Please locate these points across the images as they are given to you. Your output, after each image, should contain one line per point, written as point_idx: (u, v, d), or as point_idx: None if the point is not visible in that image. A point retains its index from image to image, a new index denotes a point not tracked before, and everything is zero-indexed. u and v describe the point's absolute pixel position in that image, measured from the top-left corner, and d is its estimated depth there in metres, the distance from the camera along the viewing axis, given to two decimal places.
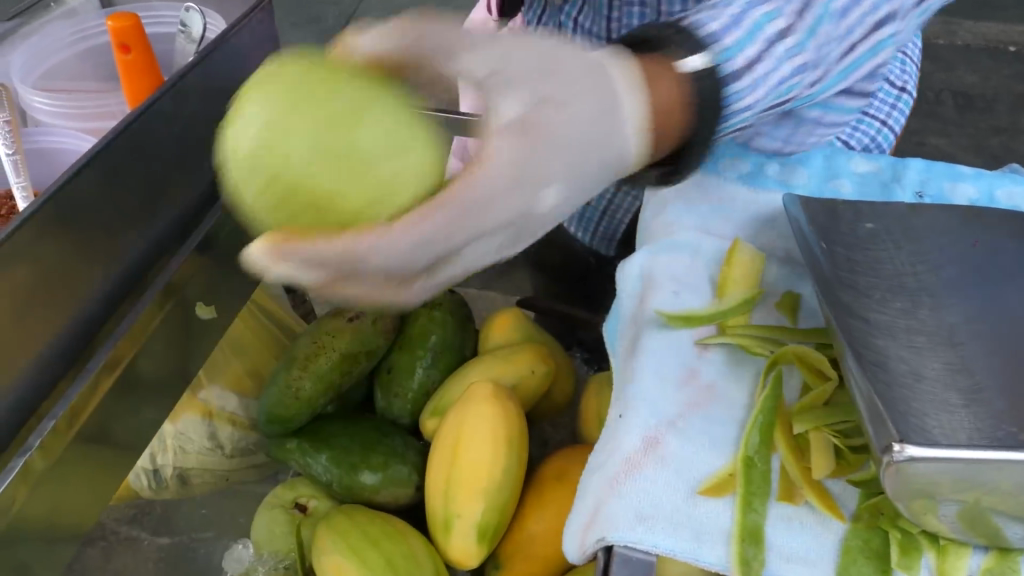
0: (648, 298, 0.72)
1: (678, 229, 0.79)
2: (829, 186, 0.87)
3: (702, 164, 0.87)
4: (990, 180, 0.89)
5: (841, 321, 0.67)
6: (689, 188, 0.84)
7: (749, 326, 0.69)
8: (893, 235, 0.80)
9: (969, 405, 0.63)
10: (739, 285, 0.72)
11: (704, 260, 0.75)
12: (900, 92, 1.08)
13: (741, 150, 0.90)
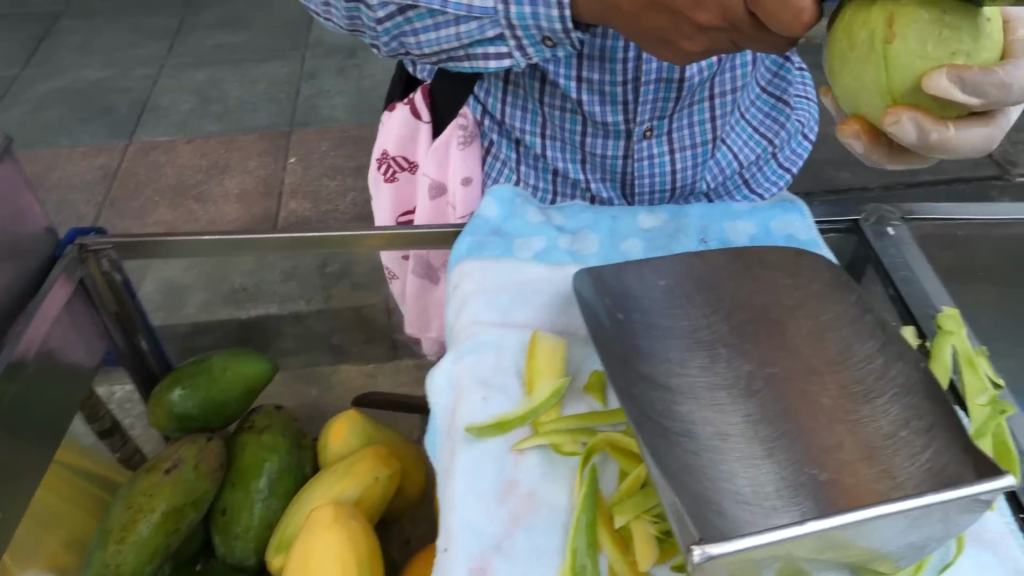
0: (459, 410, 0.72)
1: (482, 326, 0.79)
2: (617, 250, 0.89)
3: (495, 250, 0.88)
4: (765, 214, 0.94)
5: (640, 398, 0.68)
6: (486, 279, 0.85)
7: (561, 419, 0.70)
8: (682, 287, 0.82)
9: (772, 455, 0.65)
10: (546, 376, 0.73)
11: (509, 353, 0.77)
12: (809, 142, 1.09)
13: (533, 226, 0.91)
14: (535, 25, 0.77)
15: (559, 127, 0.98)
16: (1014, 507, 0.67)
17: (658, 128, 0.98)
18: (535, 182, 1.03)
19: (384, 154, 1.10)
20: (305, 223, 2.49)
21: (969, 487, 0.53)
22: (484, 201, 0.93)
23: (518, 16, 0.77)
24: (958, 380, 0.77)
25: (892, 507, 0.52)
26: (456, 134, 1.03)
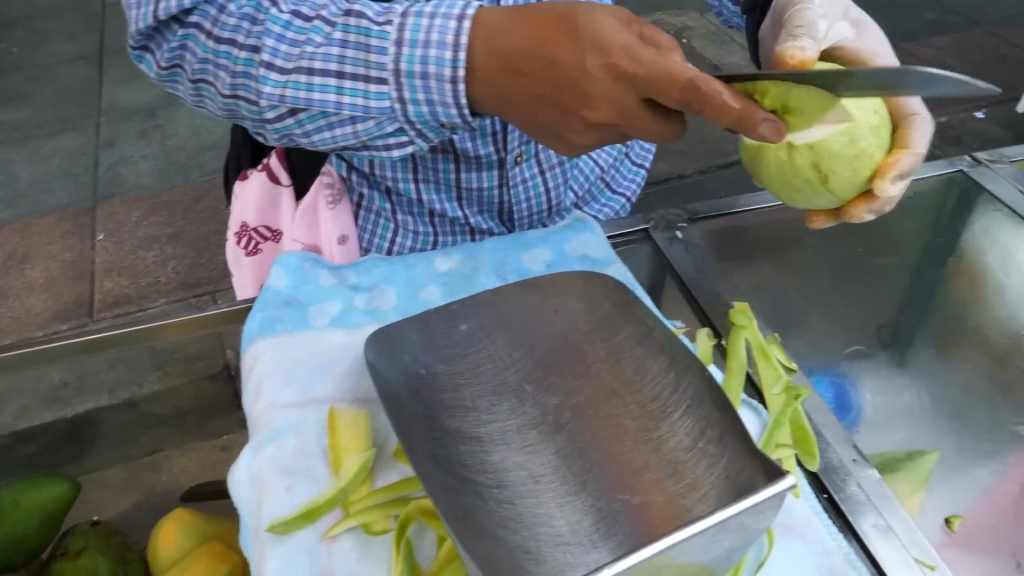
0: (263, 503, 0.69)
1: (282, 409, 0.76)
2: (418, 302, 0.88)
3: (289, 322, 0.84)
4: (558, 237, 0.95)
5: (447, 458, 0.67)
6: (283, 357, 0.81)
7: (372, 495, 0.70)
8: (484, 329, 0.79)
9: (583, 488, 0.67)
10: (351, 451, 0.72)
11: (311, 431, 0.75)
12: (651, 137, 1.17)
13: (326, 290, 0.88)
14: (436, 120, 0.72)
15: (431, 169, 0.94)
16: (817, 488, 0.70)
17: (527, 152, 0.95)
18: (414, 228, 1.00)
19: (243, 227, 1.06)
20: (126, 300, 2.32)
21: (750, 498, 0.54)
22: (271, 273, 0.89)
23: (417, 114, 0.71)
24: (755, 373, 0.81)
25: (675, 538, 0.53)
26: (323, 193, 0.98)
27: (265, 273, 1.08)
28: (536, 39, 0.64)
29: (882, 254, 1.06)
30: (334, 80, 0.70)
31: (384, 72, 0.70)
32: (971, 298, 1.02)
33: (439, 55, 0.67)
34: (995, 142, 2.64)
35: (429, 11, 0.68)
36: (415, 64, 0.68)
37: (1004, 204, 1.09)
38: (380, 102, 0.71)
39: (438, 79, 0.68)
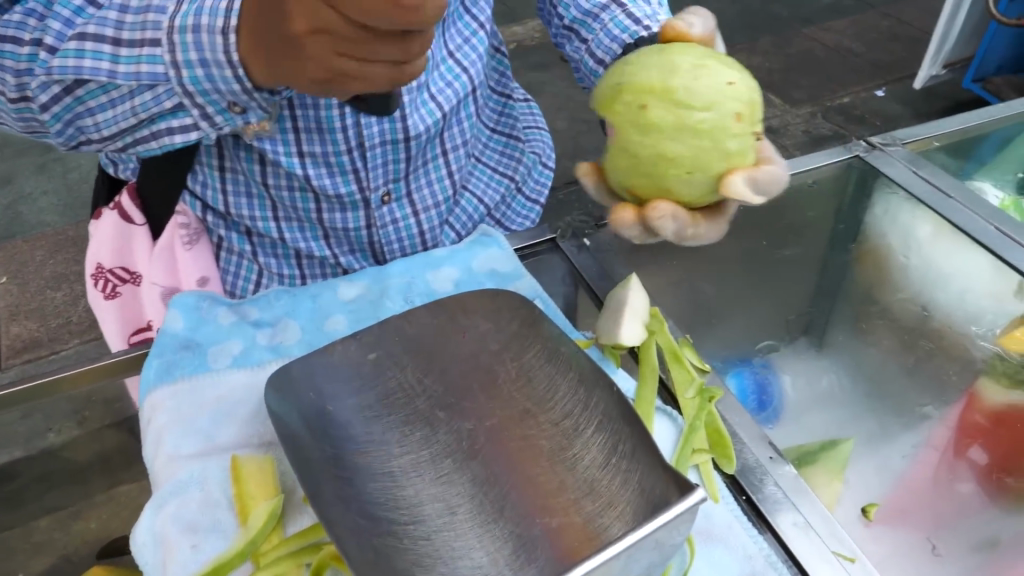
0: (168, 566, 0.65)
1: (184, 460, 0.73)
2: (322, 333, 0.86)
3: (187, 366, 0.80)
4: (464, 254, 0.94)
5: (359, 499, 0.65)
6: (181, 405, 0.76)
7: (282, 543, 0.67)
8: (394, 359, 0.77)
9: (502, 515, 0.66)
10: (258, 499, 0.69)
11: (215, 481, 0.71)
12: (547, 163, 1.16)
13: (225, 329, 0.85)
14: (213, 91, 0.68)
15: (291, 207, 0.92)
16: (735, 490, 0.72)
17: (395, 192, 0.96)
18: (279, 268, 0.97)
19: (98, 269, 0.99)
20: (37, 344, 2.20)
21: (663, 515, 0.54)
22: (166, 315, 0.85)
23: (194, 81, 0.67)
24: (667, 377, 0.82)
25: (597, 561, 0.52)
26: (179, 234, 0.93)
27: (130, 315, 1.01)
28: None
29: (784, 247, 1.06)
30: (109, 48, 0.68)
31: (158, 34, 0.67)
32: (875, 282, 1.04)
33: (212, 6, 0.62)
34: (895, 118, 2.74)
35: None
36: (189, 17, 0.63)
37: (900, 187, 1.11)
38: (153, 68, 0.68)
39: (209, 33, 0.62)
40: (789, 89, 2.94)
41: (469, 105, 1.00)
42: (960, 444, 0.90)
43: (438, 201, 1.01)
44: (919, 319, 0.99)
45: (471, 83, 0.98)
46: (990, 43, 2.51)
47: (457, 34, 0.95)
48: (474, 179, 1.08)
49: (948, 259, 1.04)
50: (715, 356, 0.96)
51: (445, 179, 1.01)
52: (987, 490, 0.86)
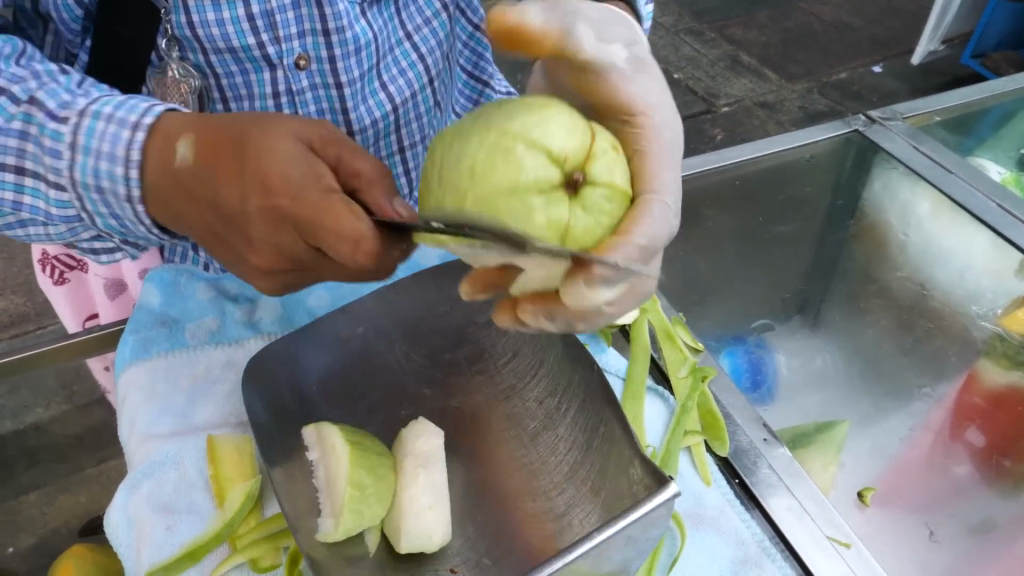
0: (140, 549, 0.63)
1: (159, 440, 0.71)
2: (301, 308, 0.85)
3: (162, 344, 0.78)
4: None
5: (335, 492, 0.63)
6: (159, 386, 0.75)
7: (259, 526, 0.66)
8: (382, 334, 0.75)
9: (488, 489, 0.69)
10: (236, 480, 0.68)
11: (191, 462, 0.69)
12: None
13: (203, 305, 0.83)
14: (130, 232, 0.62)
15: None
16: (728, 473, 0.71)
17: None
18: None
19: (44, 256, 0.97)
20: None
21: (636, 510, 0.56)
22: (141, 290, 0.82)
23: (106, 226, 0.61)
24: (661, 357, 0.80)
25: (575, 553, 0.53)
26: None
27: (79, 296, 1.03)
28: (207, 154, 0.55)
29: (780, 223, 1.05)
30: (12, 176, 0.58)
31: (60, 179, 0.58)
32: (872, 259, 1.02)
33: (109, 169, 0.55)
34: (892, 93, 2.71)
35: (105, 113, 0.55)
36: (87, 175, 0.56)
37: (900, 161, 1.09)
38: (63, 210, 0.61)
39: (115, 196, 0.57)
40: (787, 63, 2.89)
41: (428, 99, 0.92)
42: (957, 426, 0.87)
43: None
44: (917, 296, 0.97)
45: (426, 74, 0.90)
46: (990, 18, 2.47)
47: (415, 14, 0.87)
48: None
49: (948, 235, 1.02)
50: (709, 333, 0.94)
51: (404, 176, 0.97)
52: (984, 472, 0.84)
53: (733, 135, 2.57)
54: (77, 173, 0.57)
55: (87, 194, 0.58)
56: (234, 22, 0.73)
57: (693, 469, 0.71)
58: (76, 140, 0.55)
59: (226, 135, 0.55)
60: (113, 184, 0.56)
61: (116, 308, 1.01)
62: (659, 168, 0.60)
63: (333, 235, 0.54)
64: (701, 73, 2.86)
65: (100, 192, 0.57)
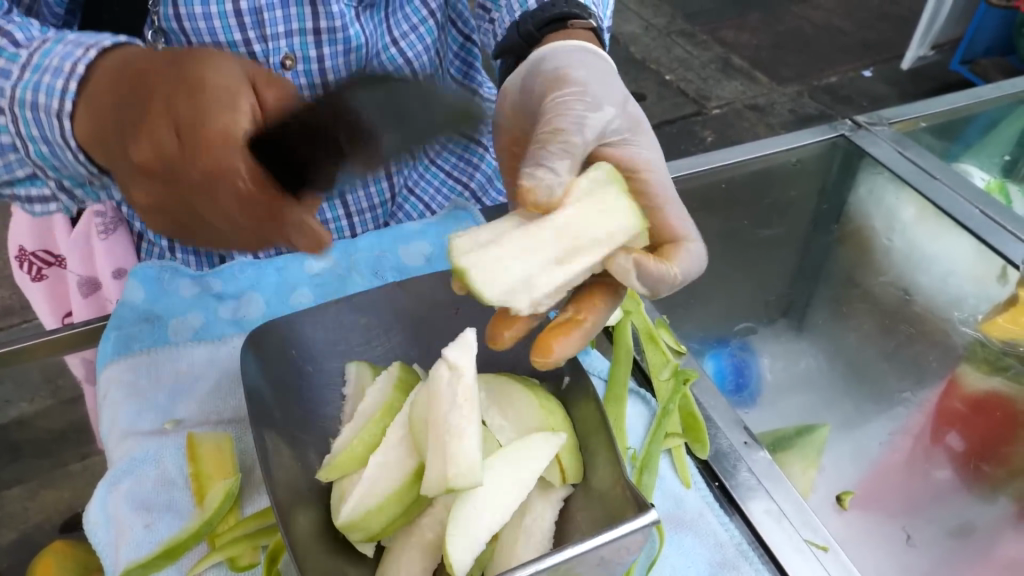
0: (117, 545, 0.63)
1: (139, 438, 0.70)
2: (284, 304, 0.85)
3: (145, 339, 0.78)
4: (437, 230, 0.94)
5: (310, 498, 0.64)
6: (140, 382, 0.75)
7: (238, 524, 0.65)
8: (382, 328, 0.77)
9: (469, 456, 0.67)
10: (215, 479, 0.67)
11: (171, 460, 0.69)
12: None
13: (187, 300, 0.83)
14: (60, 168, 0.65)
15: None
16: (708, 475, 0.71)
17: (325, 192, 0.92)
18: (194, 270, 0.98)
19: (21, 251, 1.01)
20: None
21: (614, 531, 0.53)
22: (125, 285, 0.83)
23: (40, 156, 0.64)
24: (643, 359, 0.80)
25: (552, 562, 0.51)
26: (94, 223, 0.93)
27: (57, 294, 1.05)
28: (143, 71, 0.56)
29: (766, 226, 1.06)
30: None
31: (5, 102, 0.62)
32: (855, 266, 1.03)
33: (50, 84, 0.58)
34: (882, 97, 2.72)
35: (65, 40, 0.60)
36: (29, 94, 0.60)
37: (884, 166, 1.10)
38: (2, 137, 0.64)
39: (45, 113, 0.59)
40: (777, 67, 2.91)
41: None
42: (937, 431, 0.88)
43: (370, 208, 0.98)
44: (900, 301, 0.98)
45: (414, 79, 0.89)
46: (977, 26, 2.48)
47: (403, 20, 0.87)
48: (421, 184, 1.00)
49: (933, 240, 1.03)
50: (694, 336, 0.95)
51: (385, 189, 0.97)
52: (963, 476, 0.84)
53: (723, 137, 2.58)
54: (20, 102, 0.61)
55: (23, 114, 0.61)
56: (220, 17, 0.75)
57: (674, 472, 0.71)
58: (31, 61, 0.60)
59: (161, 62, 0.56)
60: (33, 82, 0.60)
61: (87, 307, 1.01)
62: (674, 219, 0.72)
63: (214, 103, 0.53)
64: (693, 75, 2.88)
65: (32, 114, 0.60)
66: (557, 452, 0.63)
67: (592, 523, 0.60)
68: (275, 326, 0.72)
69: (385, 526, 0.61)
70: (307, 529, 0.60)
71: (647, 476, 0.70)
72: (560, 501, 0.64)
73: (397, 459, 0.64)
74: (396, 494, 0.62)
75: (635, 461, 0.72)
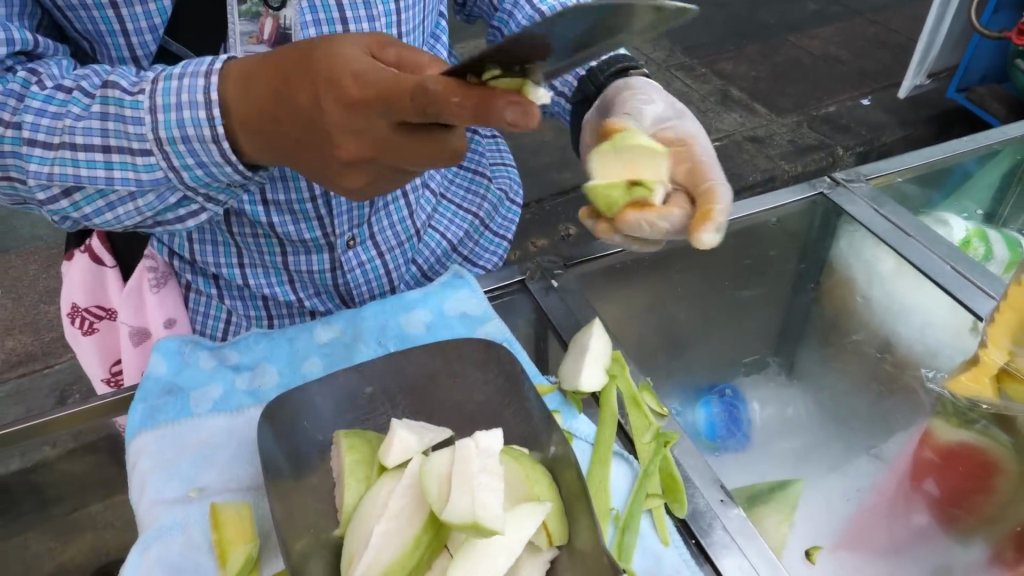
0: None
1: (165, 506, 0.77)
2: (297, 375, 0.92)
3: (171, 412, 0.85)
4: (437, 297, 1.01)
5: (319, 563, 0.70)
6: (168, 450, 0.82)
7: None
8: (387, 395, 0.84)
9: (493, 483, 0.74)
10: (236, 543, 0.73)
11: (196, 526, 0.75)
12: (507, 165, 1.30)
13: (207, 373, 0.91)
14: (211, 181, 0.76)
15: (257, 252, 1.05)
16: (686, 533, 0.77)
17: (360, 236, 1.08)
18: (245, 310, 1.10)
19: (74, 307, 1.14)
20: (31, 359, 2.16)
21: None
22: (150, 359, 0.91)
23: (190, 179, 0.75)
24: (626, 422, 0.87)
25: None
26: (147, 277, 1.08)
27: (107, 346, 1.18)
28: (281, 77, 0.66)
29: (745, 287, 1.13)
30: (100, 156, 0.72)
31: (145, 142, 0.72)
32: (836, 319, 1.09)
33: (194, 116, 0.70)
34: (880, 127, 2.78)
35: (176, 74, 0.70)
36: (173, 129, 0.71)
37: (860, 224, 1.17)
38: (145, 173, 0.74)
39: (199, 140, 0.71)
40: (776, 98, 2.99)
41: None
42: (916, 478, 0.93)
43: (398, 243, 1.13)
44: (879, 350, 1.05)
45: None
46: (972, 55, 2.55)
47: None
48: (437, 218, 1.20)
49: (910, 292, 1.09)
50: (682, 389, 1.01)
51: (409, 225, 1.13)
52: (941, 521, 0.89)
53: (724, 170, 2.62)
54: (132, 151, 0.72)
55: (145, 160, 0.73)
56: None
57: (654, 530, 0.77)
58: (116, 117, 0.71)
59: (283, 59, 0.66)
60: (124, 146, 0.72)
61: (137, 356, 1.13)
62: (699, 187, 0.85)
63: (333, 82, 0.63)
64: (693, 108, 2.95)
65: (144, 151, 0.72)
66: (544, 518, 0.69)
67: None
68: (287, 400, 0.78)
69: None
70: None
71: (627, 536, 0.76)
72: (547, 562, 0.69)
73: (397, 527, 0.70)
74: (399, 561, 0.67)
75: (618, 522, 0.78)
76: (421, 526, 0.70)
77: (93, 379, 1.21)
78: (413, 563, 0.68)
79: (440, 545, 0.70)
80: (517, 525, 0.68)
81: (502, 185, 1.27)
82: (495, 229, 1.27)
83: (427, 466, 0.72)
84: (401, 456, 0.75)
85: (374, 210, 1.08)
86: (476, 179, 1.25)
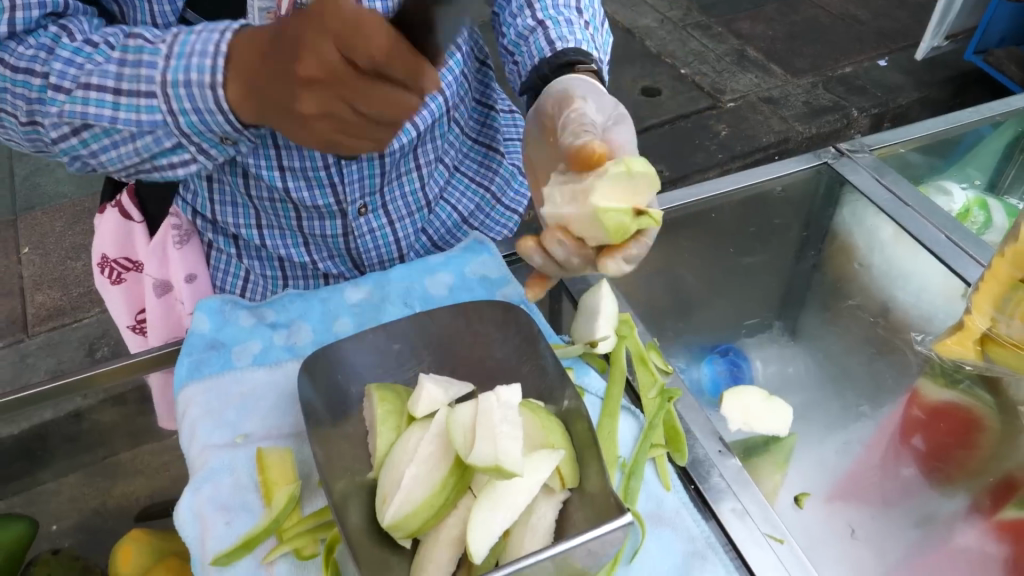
0: (204, 538, 0.78)
1: (213, 450, 0.85)
2: (328, 333, 0.99)
3: (210, 365, 0.93)
4: (459, 261, 1.08)
5: (358, 501, 0.78)
6: (213, 400, 0.90)
7: (301, 521, 0.80)
8: (413, 351, 0.91)
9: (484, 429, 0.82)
10: (281, 484, 0.82)
11: (243, 469, 0.84)
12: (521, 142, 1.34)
13: (245, 330, 0.98)
14: (205, 129, 0.80)
15: (273, 215, 1.12)
16: (686, 480, 0.85)
17: (371, 205, 1.14)
18: (262, 270, 1.18)
19: (104, 259, 1.20)
20: (60, 313, 2.24)
21: (593, 531, 0.67)
22: (193, 317, 0.98)
23: (188, 124, 0.79)
24: (634, 379, 0.94)
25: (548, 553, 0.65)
26: (171, 233, 1.15)
27: (132, 297, 1.25)
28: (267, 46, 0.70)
29: (749, 253, 1.19)
30: (110, 96, 0.77)
31: (152, 87, 0.77)
32: (837, 283, 1.15)
33: (199, 63, 0.74)
34: (896, 88, 2.80)
35: (197, 30, 0.75)
36: (180, 79, 0.75)
37: (862, 193, 1.22)
38: (151, 114, 0.78)
39: (199, 87, 0.75)
40: (792, 58, 2.99)
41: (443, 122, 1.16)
42: (905, 434, 1.00)
43: (409, 213, 1.20)
44: (876, 313, 1.11)
45: (446, 105, 1.13)
46: (991, 17, 2.55)
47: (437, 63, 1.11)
48: (450, 191, 1.26)
49: (908, 258, 1.15)
50: (688, 347, 1.08)
51: (420, 197, 1.19)
52: (927, 473, 0.97)
53: (738, 131, 2.65)
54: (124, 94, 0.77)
55: (142, 97, 0.77)
56: None
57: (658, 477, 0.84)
58: (127, 59, 0.76)
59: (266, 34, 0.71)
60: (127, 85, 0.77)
61: (159, 307, 1.20)
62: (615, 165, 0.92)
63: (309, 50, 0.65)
64: (707, 68, 2.96)
65: (138, 86, 0.77)
66: (557, 464, 0.77)
67: (585, 519, 0.74)
68: (323, 354, 0.85)
69: (421, 526, 0.74)
70: (356, 528, 0.74)
71: (633, 481, 0.83)
72: (560, 502, 0.77)
73: (426, 471, 0.77)
74: (429, 500, 0.75)
75: (625, 468, 0.85)
76: (448, 469, 0.77)
77: (118, 325, 1.29)
78: (441, 503, 0.76)
79: (465, 486, 0.78)
80: (534, 470, 0.76)
81: (516, 162, 1.31)
82: (506, 202, 1.31)
83: (453, 417, 0.79)
84: (429, 407, 0.82)
85: (388, 181, 1.13)
86: (489, 156, 1.29)
